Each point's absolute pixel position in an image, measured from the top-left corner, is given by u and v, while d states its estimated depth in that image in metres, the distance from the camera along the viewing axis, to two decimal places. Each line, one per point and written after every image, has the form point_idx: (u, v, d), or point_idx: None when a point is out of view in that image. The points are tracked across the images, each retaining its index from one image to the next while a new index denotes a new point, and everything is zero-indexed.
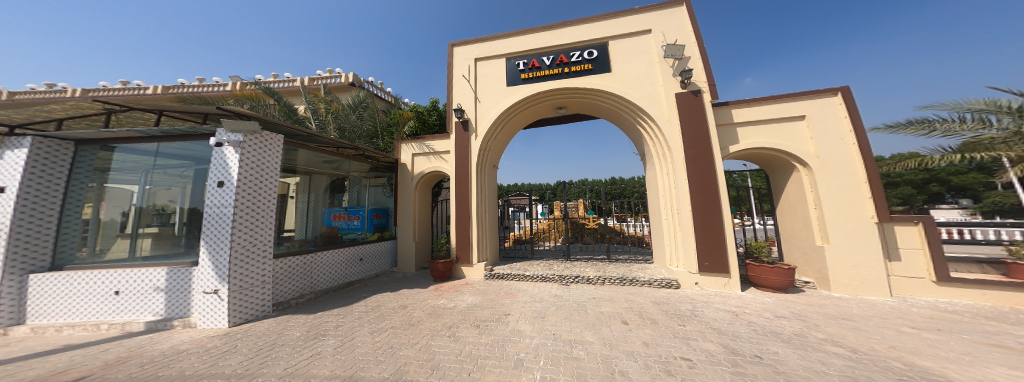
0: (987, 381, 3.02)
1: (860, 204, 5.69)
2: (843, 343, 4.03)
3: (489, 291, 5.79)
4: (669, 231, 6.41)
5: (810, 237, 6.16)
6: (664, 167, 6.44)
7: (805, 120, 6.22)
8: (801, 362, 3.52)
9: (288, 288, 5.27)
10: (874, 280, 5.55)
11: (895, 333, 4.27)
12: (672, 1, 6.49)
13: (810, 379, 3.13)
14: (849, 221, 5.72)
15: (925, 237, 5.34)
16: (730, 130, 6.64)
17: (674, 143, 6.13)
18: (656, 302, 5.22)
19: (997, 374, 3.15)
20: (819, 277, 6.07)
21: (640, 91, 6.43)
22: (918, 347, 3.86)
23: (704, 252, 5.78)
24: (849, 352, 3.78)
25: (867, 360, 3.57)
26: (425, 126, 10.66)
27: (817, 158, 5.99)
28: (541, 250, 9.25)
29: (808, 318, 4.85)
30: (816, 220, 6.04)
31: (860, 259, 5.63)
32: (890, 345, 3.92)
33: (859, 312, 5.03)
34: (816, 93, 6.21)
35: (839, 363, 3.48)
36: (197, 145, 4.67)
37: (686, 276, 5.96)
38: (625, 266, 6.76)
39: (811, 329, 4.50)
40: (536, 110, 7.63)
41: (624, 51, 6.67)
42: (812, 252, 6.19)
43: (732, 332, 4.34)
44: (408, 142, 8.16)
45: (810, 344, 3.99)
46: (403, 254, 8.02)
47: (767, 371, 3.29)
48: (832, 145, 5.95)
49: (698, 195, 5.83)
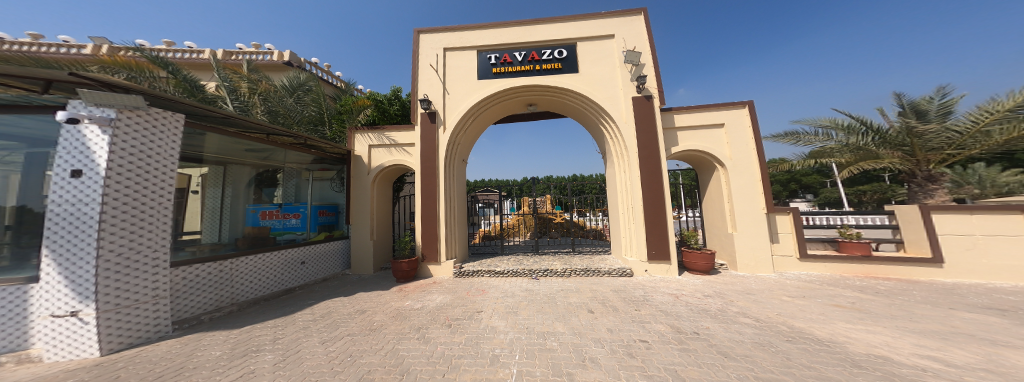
0: (839, 334, 3.95)
1: (755, 198, 6.93)
2: (750, 314, 4.89)
3: (459, 289, 5.65)
4: (625, 223, 6.97)
5: (724, 226, 7.29)
6: (621, 165, 6.97)
7: (723, 127, 7.28)
8: (726, 334, 4.14)
9: (194, 301, 4.43)
10: (764, 259, 6.83)
11: (782, 302, 5.32)
12: (632, 10, 7.01)
13: (735, 348, 3.71)
14: (751, 212, 6.92)
15: (796, 226, 6.72)
16: (673, 134, 7.47)
17: (630, 143, 6.67)
18: (615, 290, 5.67)
19: (847, 328, 4.12)
20: (730, 260, 7.22)
21: (604, 94, 6.83)
22: (802, 311, 4.87)
23: (653, 242, 6.44)
24: (755, 321, 4.60)
25: (767, 326, 4.39)
26: (384, 115, 9.91)
27: (730, 160, 7.10)
28: (510, 245, 9.33)
29: (726, 295, 5.76)
30: (728, 212, 7.16)
31: (756, 244, 6.86)
32: (778, 312, 4.87)
33: (758, 286, 6.15)
34: (733, 104, 7.32)
35: (751, 331, 4.22)
36: (29, 120, 3.58)
37: (638, 264, 6.57)
38: (587, 258, 7.19)
39: (729, 304, 5.35)
40: (505, 107, 7.61)
41: (591, 53, 7.00)
42: (725, 239, 7.33)
43: (676, 313, 4.94)
44: (361, 132, 7.47)
45: (730, 317, 4.76)
46: (356, 255, 7.37)
47: (704, 345, 3.81)
48: (741, 150, 7.09)
49: (647, 190, 6.45)
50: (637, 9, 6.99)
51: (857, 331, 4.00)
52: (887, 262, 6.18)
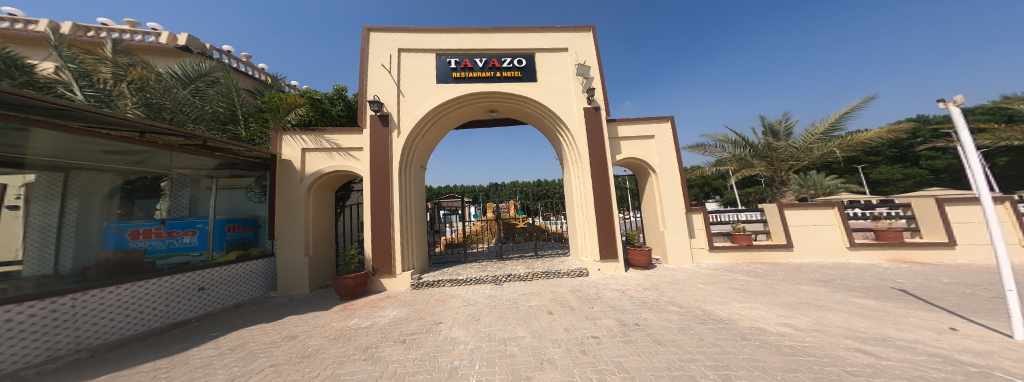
0: (734, 312, 4.80)
1: (677, 200, 8.07)
2: (676, 302, 5.62)
3: (416, 302, 5.24)
4: (581, 225, 7.35)
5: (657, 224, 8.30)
6: (577, 171, 7.37)
7: (654, 139, 8.35)
8: (660, 323, 4.65)
9: (13, 353, 3.23)
10: (684, 252, 7.95)
11: (698, 289, 6.23)
12: (582, 27, 7.61)
13: (667, 334, 4.20)
14: (674, 212, 8.04)
15: (704, 225, 8.10)
16: (618, 143, 8.27)
17: (583, 151, 7.11)
18: (573, 290, 5.94)
19: (740, 307, 5.02)
20: (663, 255, 8.23)
21: (559, 103, 7.21)
22: (713, 294, 5.79)
23: (604, 242, 6.97)
24: (680, 308, 5.30)
25: (689, 311, 5.10)
26: (323, 115, 8.82)
27: (660, 167, 8.17)
28: (473, 252, 9.04)
29: (659, 287, 6.51)
30: (659, 212, 8.19)
31: (679, 239, 7.97)
32: (695, 298, 5.71)
33: (682, 277, 7.10)
34: (660, 118, 8.43)
35: (677, 318, 4.84)
36: None
37: (592, 264, 7.02)
38: (548, 260, 7.41)
39: (661, 294, 6.07)
40: (464, 113, 7.47)
41: (548, 64, 7.35)
42: (658, 236, 8.36)
43: (621, 307, 5.39)
44: (289, 134, 6.49)
45: (661, 307, 5.39)
46: (286, 275, 6.27)
47: (643, 334, 4.22)
48: (667, 158, 8.22)
49: (598, 195, 6.98)
50: (586, 27, 7.61)
51: (747, 309, 4.90)
52: (761, 249, 7.81)
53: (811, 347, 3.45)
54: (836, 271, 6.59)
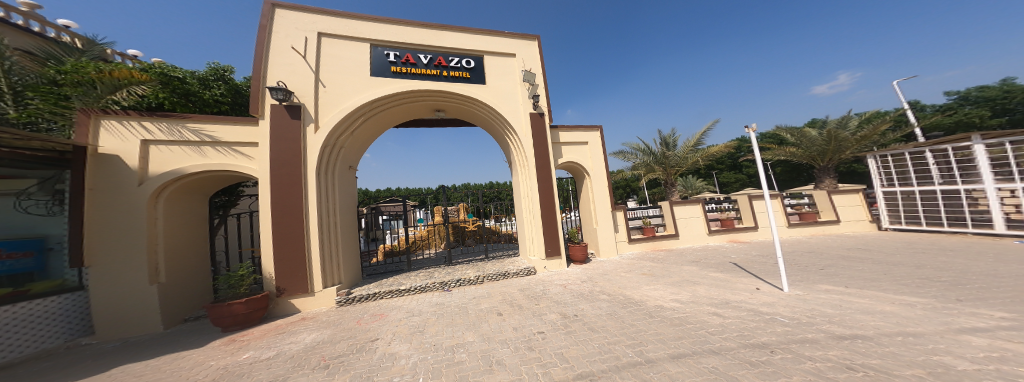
0: (646, 295, 5.68)
1: (607, 200, 9.17)
2: (605, 290, 6.34)
3: (344, 320, 4.62)
4: (529, 225, 7.62)
5: (591, 222, 9.25)
6: (524, 174, 7.59)
7: (588, 145, 9.26)
8: (593, 311, 5.16)
9: None
10: (612, 245, 9.14)
11: (621, 277, 7.16)
12: (527, 36, 7.93)
13: (600, 321, 4.69)
14: (603, 211, 9.12)
15: (624, 221, 9.59)
16: (560, 147, 8.86)
17: (531, 154, 7.39)
18: (521, 289, 6.12)
19: (653, 290, 5.96)
20: (597, 249, 9.22)
21: (508, 107, 7.34)
22: (632, 281, 6.73)
23: (549, 240, 7.38)
24: (609, 295, 6.00)
25: (618, 297, 5.82)
26: (184, 95, 6.74)
27: (592, 171, 9.16)
28: (419, 259, 8.45)
29: (594, 278, 7.23)
30: (594, 211, 9.11)
31: (609, 234, 9.10)
32: (619, 285, 6.55)
33: (610, 268, 8.04)
34: (593, 127, 9.38)
35: (607, 304, 5.47)
36: None
37: (539, 262, 7.36)
38: (499, 262, 7.45)
39: (594, 285, 6.75)
40: (402, 112, 6.94)
41: (496, 68, 7.43)
42: (592, 232, 9.36)
43: (563, 300, 5.79)
44: (109, 119, 4.86)
45: (595, 296, 6.00)
46: (115, 311, 4.66)
47: (582, 324, 4.63)
48: (599, 163, 9.23)
49: (543, 196, 7.36)
50: (532, 36, 7.96)
51: (659, 291, 5.84)
52: (659, 238, 9.77)
53: (704, 319, 4.30)
54: (703, 253, 8.45)
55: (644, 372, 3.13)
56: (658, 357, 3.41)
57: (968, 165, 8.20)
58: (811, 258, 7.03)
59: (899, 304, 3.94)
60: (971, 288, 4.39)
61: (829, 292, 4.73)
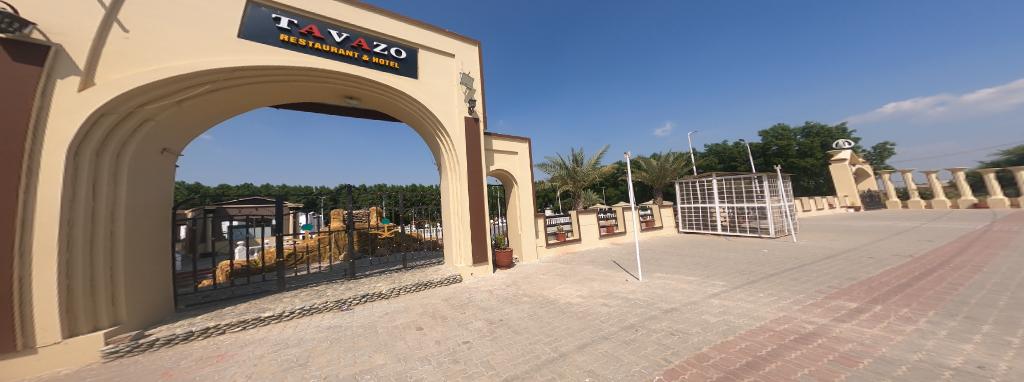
0: (561, 295, 6.06)
1: (532, 207, 9.61)
2: (528, 292, 6.45)
3: (135, 377, 3.08)
4: (455, 233, 7.11)
5: (516, 228, 9.50)
6: (454, 178, 7.10)
7: (518, 156, 9.55)
8: (516, 314, 5.13)
9: None
10: (533, 249, 9.62)
11: (541, 278, 7.47)
12: (470, 40, 7.66)
13: (524, 323, 4.67)
14: (528, 217, 9.51)
15: (544, 227, 10.22)
16: (492, 154, 8.81)
17: (461, 158, 7.01)
18: (445, 299, 5.60)
19: (567, 289, 6.41)
20: (521, 254, 9.48)
21: (441, 106, 6.82)
22: (548, 282, 7.11)
23: (477, 247, 7.12)
24: (531, 297, 6.12)
25: (540, 298, 5.99)
26: None
27: (520, 180, 9.48)
28: (309, 275, 6.83)
29: (517, 282, 7.29)
30: (521, 218, 9.39)
31: (531, 239, 9.56)
32: (539, 287, 6.80)
33: (531, 270, 8.34)
34: (524, 139, 9.74)
35: (529, 306, 5.54)
36: None
37: (465, 269, 6.98)
38: (420, 271, 6.70)
39: (517, 288, 6.79)
40: (280, 89, 5.51)
41: (430, 64, 6.84)
42: (516, 238, 9.61)
43: (489, 306, 5.58)
44: None
45: (517, 299, 6.02)
46: None
47: (508, 328, 4.50)
48: (527, 173, 9.62)
49: (474, 203, 7.09)
50: (474, 41, 7.74)
51: (573, 290, 6.32)
52: (570, 242, 10.91)
53: (608, 316, 4.82)
54: (601, 256, 9.92)
55: (560, 367, 3.21)
56: (572, 352, 3.60)
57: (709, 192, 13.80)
58: (670, 259, 9.06)
59: (688, 282, 6.60)
60: (756, 279, 6.47)
61: (659, 277, 7.29)
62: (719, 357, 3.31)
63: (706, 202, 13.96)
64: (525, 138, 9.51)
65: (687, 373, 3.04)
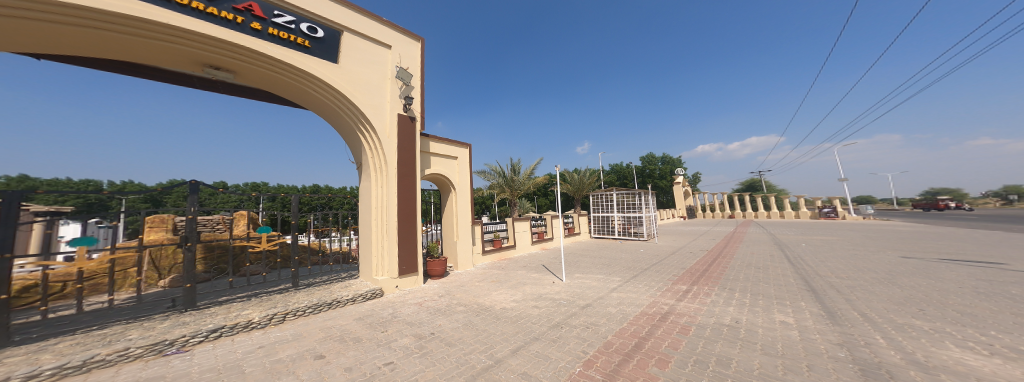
0: (496, 301, 5.87)
1: (469, 213, 9.25)
2: (462, 301, 6.01)
3: None
4: (374, 243, 6.22)
5: (452, 235, 8.96)
6: (378, 180, 6.20)
7: (457, 160, 9.12)
8: (450, 325, 4.67)
9: None
10: (470, 257, 9.21)
11: (476, 286, 7.12)
12: (411, 33, 7.03)
13: (458, 334, 4.24)
14: (465, 224, 9.10)
15: (481, 234, 9.92)
16: (428, 157, 8.15)
17: (389, 158, 6.21)
18: (359, 318, 4.71)
19: (502, 295, 6.25)
20: (456, 262, 8.95)
21: (367, 99, 5.93)
22: (483, 289, 6.83)
23: (404, 257, 6.37)
24: (466, 306, 5.71)
25: (476, 306, 5.64)
26: None
27: (458, 186, 9.04)
28: (133, 306, 4.78)
29: (452, 292, 6.77)
30: (457, 225, 8.91)
31: (467, 246, 9.14)
32: (474, 295, 6.44)
33: (466, 278, 7.92)
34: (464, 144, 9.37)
35: (464, 316, 5.13)
36: None
37: (388, 282, 6.13)
38: (320, 289, 5.51)
39: (451, 298, 6.27)
40: (68, 33, 3.77)
41: (357, 49, 5.92)
42: (450, 246, 9.06)
43: (418, 321, 4.94)
44: None
45: (450, 310, 5.52)
46: None
47: (439, 341, 3.99)
48: (466, 179, 9.26)
49: (403, 209, 6.34)
50: (416, 36, 7.13)
51: (507, 295, 6.21)
52: (507, 249, 10.89)
53: (538, 318, 4.81)
54: (532, 260, 10.24)
55: (495, 374, 2.96)
56: (507, 357, 3.38)
57: (609, 204, 16.32)
58: (587, 261, 9.97)
59: (597, 279, 7.35)
60: (643, 275, 7.73)
61: (578, 277, 7.93)
62: (619, 342, 3.77)
63: (608, 212, 16.39)
64: (466, 144, 9.14)
65: (599, 361, 3.21)
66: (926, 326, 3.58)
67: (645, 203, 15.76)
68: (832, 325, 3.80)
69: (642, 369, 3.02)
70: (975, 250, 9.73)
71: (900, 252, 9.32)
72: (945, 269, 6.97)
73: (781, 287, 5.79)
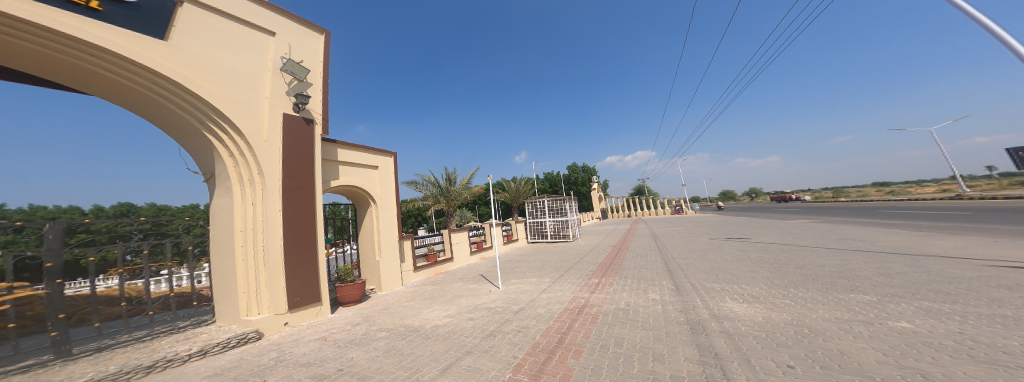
0: (425, 320, 5.45)
1: (394, 227, 8.46)
2: (384, 326, 5.37)
3: None
4: (243, 275, 4.92)
5: (373, 254, 7.99)
6: (247, 195, 4.98)
7: (377, 170, 8.28)
8: (365, 356, 4.07)
9: None
10: (398, 275, 8.37)
11: (402, 307, 6.48)
12: (308, 25, 6.24)
13: (374, 365, 3.73)
14: (391, 239, 8.29)
15: (410, 250, 9.19)
16: (334, 166, 7.04)
17: (267, 168, 5.10)
18: (219, 373, 3.63)
19: (433, 312, 5.86)
20: (377, 283, 7.95)
21: (228, 93, 4.71)
22: (413, 308, 6.28)
23: (297, 286, 5.35)
24: (388, 331, 5.11)
25: (402, 329, 5.12)
26: None
27: (379, 198, 8.18)
28: None
29: (371, 317, 5.97)
30: (376, 242, 8.02)
31: (394, 265, 8.27)
32: (400, 316, 5.85)
33: (391, 300, 7.15)
34: (385, 152, 8.61)
35: (385, 343, 4.56)
36: None
37: (270, 321, 4.98)
38: (136, 351, 3.89)
39: (370, 325, 5.53)
40: None
41: (215, 30, 4.69)
42: (372, 266, 8.03)
43: (320, 359, 4.13)
44: None
45: (368, 338, 4.84)
46: None
47: (349, 378, 3.43)
48: (388, 190, 8.49)
49: (292, 228, 5.33)
50: (317, 28, 6.40)
51: (438, 312, 5.85)
52: (443, 263, 10.34)
53: (471, 330, 4.70)
54: (467, 272, 10.00)
55: None
56: (435, 378, 3.17)
57: (541, 210, 17.52)
58: (523, 266, 10.35)
59: (530, 283, 7.70)
60: (569, 274, 8.52)
61: (514, 282, 8.13)
62: (545, 341, 4.03)
63: (540, 218, 17.53)
64: (387, 151, 8.46)
65: (528, 363, 3.36)
66: (720, 288, 5.08)
67: (571, 208, 17.57)
68: (678, 296, 4.98)
69: (561, 363, 3.27)
70: (769, 230, 14.44)
71: (713, 235, 13.28)
72: (736, 244, 10.21)
73: (655, 270, 7.28)
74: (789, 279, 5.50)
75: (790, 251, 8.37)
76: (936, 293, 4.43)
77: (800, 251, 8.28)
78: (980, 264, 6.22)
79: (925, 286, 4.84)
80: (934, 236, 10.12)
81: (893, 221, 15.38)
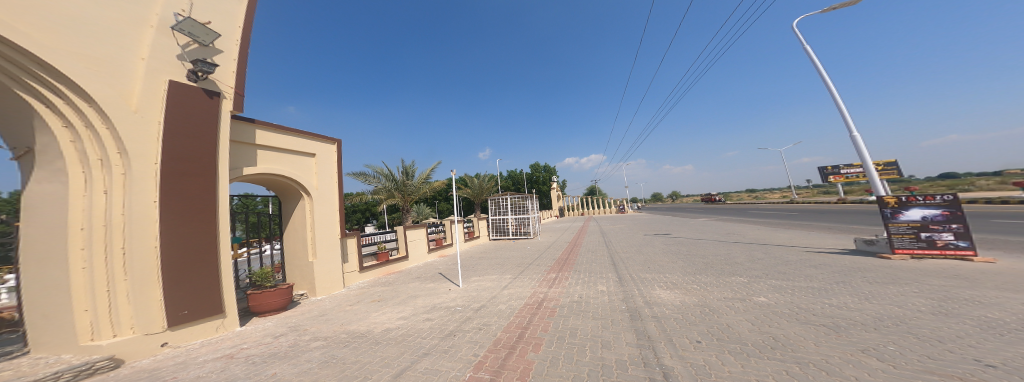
0: (374, 324, 4.71)
1: (334, 223, 7.32)
2: (321, 335, 4.44)
3: None
4: (86, 289, 3.32)
5: (304, 254, 6.76)
6: (97, 183, 3.37)
7: (313, 159, 7.09)
8: (293, 370, 3.13)
9: None
10: (338, 278, 7.21)
11: (342, 312, 5.55)
12: None
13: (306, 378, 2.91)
14: (330, 237, 7.13)
15: (356, 248, 8.04)
16: (251, 151, 5.69)
17: (139, 145, 3.56)
18: None
19: (383, 316, 5.13)
20: (309, 287, 6.72)
21: (68, 45, 3.08)
22: (358, 313, 5.44)
23: (186, 294, 3.87)
24: (326, 340, 4.20)
25: (344, 336, 4.31)
26: None
27: (316, 190, 6.97)
28: None
29: (301, 326, 4.94)
30: (308, 240, 6.79)
31: (332, 266, 7.11)
32: (341, 323, 4.96)
33: (329, 305, 6.08)
34: (326, 139, 7.47)
35: (322, 352, 3.67)
36: None
37: (136, 343, 3.46)
38: None
39: (300, 335, 4.52)
40: None
41: None
42: (305, 268, 6.79)
43: (223, 377, 3.02)
44: None
45: (299, 349, 3.86)
46: None
47: None
48: (328, 182, 7.31)
49: (181, 224, 3.86)
50: None
51: (391, 314, 5.15)
52: (394, 261, 9.35)
53: (429, 331, 4.18)
54: (420, 271, 9.24)
55: None
56: None
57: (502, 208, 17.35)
58: (484, 263, 9.96)
59: (491, 280, 7.40)
60: (529, 270, 8.45)
61: (475, 280, 7.71)
62: (505, 337, 3.76)
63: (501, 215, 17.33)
64: (328, 139, 7.35)
65: (489, 360, 3.03)
66: (651, 278, 5.49)
67: (532, 206, 17.70)
68: (620, 287, 5.24)
69: (523, 358, 3.02)
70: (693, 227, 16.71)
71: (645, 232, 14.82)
72: (663, 239, 11.52)
73: (602, 264, 7.67)
74: (718, 267, 6.22)
75: (716, 244, 9.67)
76: (778, 272, 5.53)
77: (703, 244, 9.73)
78: (802, 250, 8.09)
79: (773, 267, 6.00)
80: (807, 229, 12.93)
81: (761, 218, 19.48)
